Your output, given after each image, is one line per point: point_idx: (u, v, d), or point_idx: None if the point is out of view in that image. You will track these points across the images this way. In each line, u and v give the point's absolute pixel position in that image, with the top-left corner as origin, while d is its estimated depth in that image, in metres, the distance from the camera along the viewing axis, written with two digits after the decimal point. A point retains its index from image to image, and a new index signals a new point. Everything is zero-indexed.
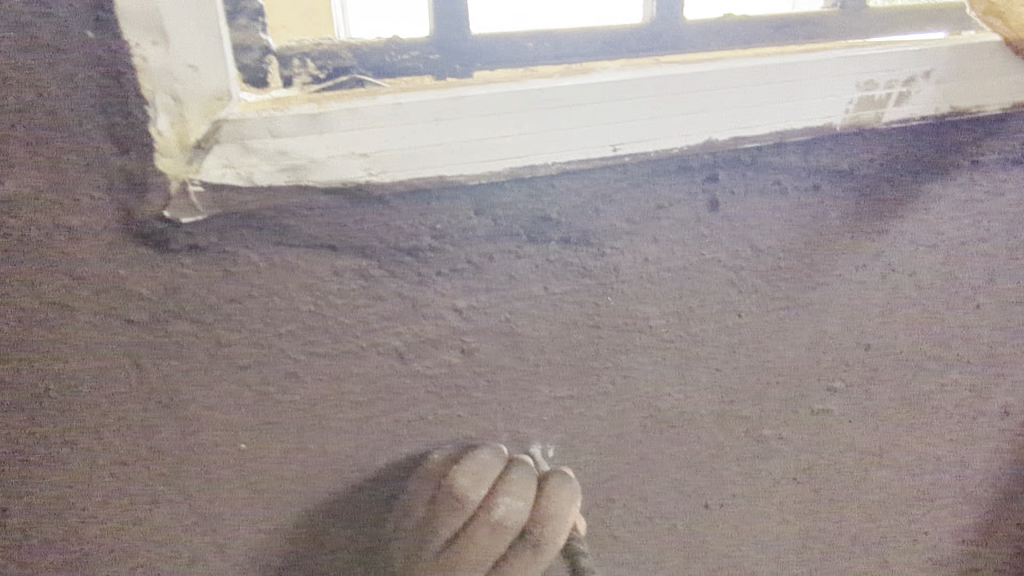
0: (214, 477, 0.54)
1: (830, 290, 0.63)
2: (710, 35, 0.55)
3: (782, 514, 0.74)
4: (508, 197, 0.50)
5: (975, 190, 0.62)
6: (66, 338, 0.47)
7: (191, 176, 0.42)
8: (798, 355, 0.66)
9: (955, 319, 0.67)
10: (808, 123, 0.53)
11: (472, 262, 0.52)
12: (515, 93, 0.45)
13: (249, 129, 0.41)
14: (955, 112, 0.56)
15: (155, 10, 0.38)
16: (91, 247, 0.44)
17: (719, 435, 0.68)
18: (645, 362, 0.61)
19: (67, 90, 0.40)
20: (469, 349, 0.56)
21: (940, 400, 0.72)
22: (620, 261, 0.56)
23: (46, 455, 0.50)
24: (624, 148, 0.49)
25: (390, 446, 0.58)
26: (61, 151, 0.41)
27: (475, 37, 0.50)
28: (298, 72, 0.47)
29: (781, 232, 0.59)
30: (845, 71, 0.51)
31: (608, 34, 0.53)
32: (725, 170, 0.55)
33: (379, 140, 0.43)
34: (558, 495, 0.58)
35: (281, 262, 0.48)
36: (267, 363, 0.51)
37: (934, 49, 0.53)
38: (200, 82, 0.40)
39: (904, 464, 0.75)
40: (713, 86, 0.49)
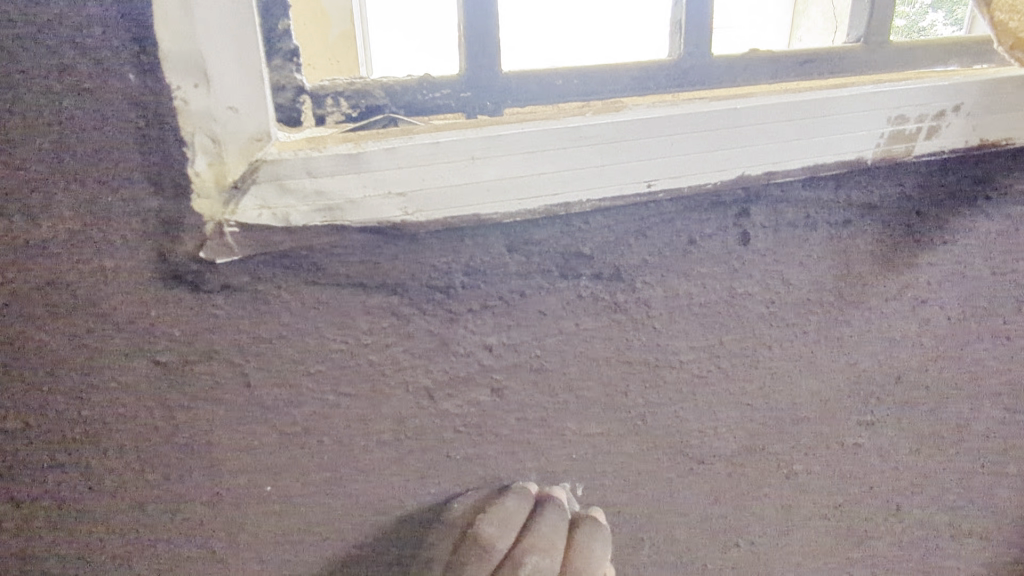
0: (239, 521, 0.53)
1: (859, 323, 0.62)
2: (737, 70, 0.55)
3: (813, 552, 0.72)
4: (541, 234, 0.50)
5: (1006, 221, 0.61)
6: (95, 380, 0.46)
7: (227, 217, 0.41)
8: (829, 389, 0.65)
9: (985, 350, 0.66)
10: (840, 157, 0.53)
11: (503, 299, 0.52)
12: (552, 131, 0.45)
13: (287, 169, 0.40)
14: (985, 145, 0.56)
15: (197, 52, 0.38)
16: (124, 289, 0.43)
17: (749, 471, 0.66)
18: (675, 397, 0.60)
19: (106, 132, 0.40)
20: (498, 387, 0.55)
21: (972, 433, 0.71)
22: (651, 296, 0.55)
23: (71, 499, 0.49)
24: (659, 184, 0.49)
25: (418, 486, 0.56)
26: (97, 193, 0.41)
27: (507, 74, 0.50)
28: (331, 111, 0.46)
29: (812, 266, 0.58)
30: (877, 106, 0.51)
31: (637, 71, 0.53)
32: (757, 205, 0.54)
33: (416, 180, 0.43)
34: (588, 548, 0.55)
35: (313, 301, 0.47)
36: (296, 403, 0.50)
37: (963, 83, 0.53)
38: (239, 123, 0.40)
39: (937, 499, 0.73)
40: (747, 123, 0.48)
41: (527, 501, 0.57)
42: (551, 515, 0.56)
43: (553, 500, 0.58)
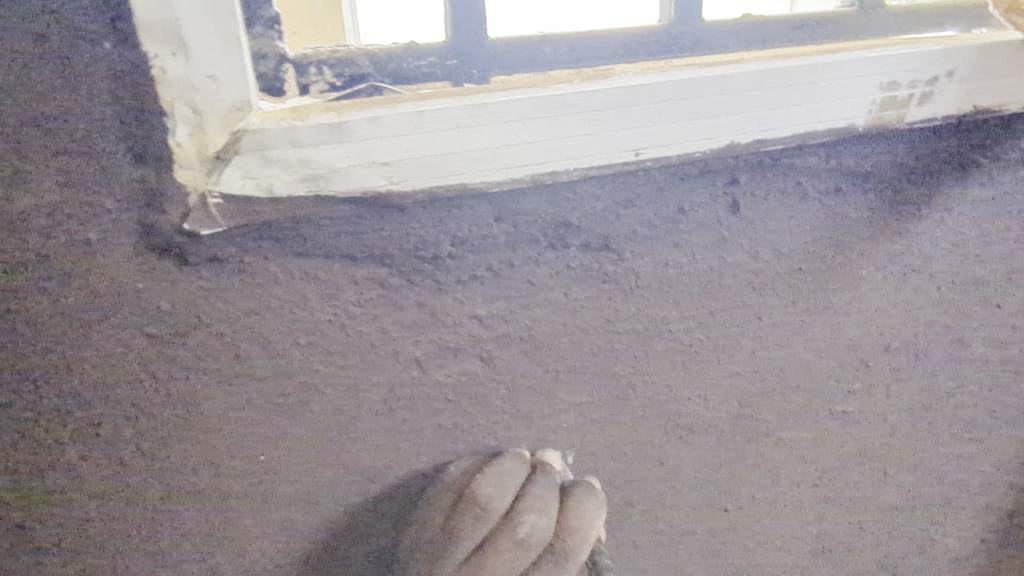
0: (232, 490, 0.54)
1: (849, 292, 0.62)
2: (729, 36, 0.54)
3: (802, 517, 0.74)
4: (528, 204, 0.49)
5: (998, 189, 0.61)
6: (84, 353, 0.46)
7: (210, 188, 0.41)
8: (818, 357, 0.65)
9: (974, 319, 0.67)
10: (831, 124, 0.52)
11: (492, 270, 0.51)
12: (538, 98, 0.44)
13: (269, 139, 0.40)
14: (977, 111, 0.56)
15: (173, 20, 0.37)
16: (109, 261, 0.43)
17: (738, 439, 0.67)
18: (665, 367, 0.61)
19: (83, 103, 0.39)
20: (488, 357, 0.55)
21: (960, 401, 0.71)
22: (640, 266, 0.55)
23: (66, 469, 0.50)
24: (647, 153, 0.49)
25: (410, 455, 0.57)
26: (79, 164, 0.41)
27: (493, 41, 0.49)
28: (314, 80, 0.46)
29: (802, 234, 0.58)
30: (869, 71, 0.51)
31: (627, 37, 0.52)
32: (747, 173, 0.54)
33: (400, 149, 0.43)
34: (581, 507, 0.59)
35: (301, 273, 0.47)
36: (286, 375, 0.50)
37: (957, 48, 0.52)
38: (219, 93, 0.39)
39: (924, 466, 0.74)
40: (736, 89, 0.48)
41: (523, 462, 0.59)
42: (540, 481, 0.58)
43: (546, 465, 0.60)
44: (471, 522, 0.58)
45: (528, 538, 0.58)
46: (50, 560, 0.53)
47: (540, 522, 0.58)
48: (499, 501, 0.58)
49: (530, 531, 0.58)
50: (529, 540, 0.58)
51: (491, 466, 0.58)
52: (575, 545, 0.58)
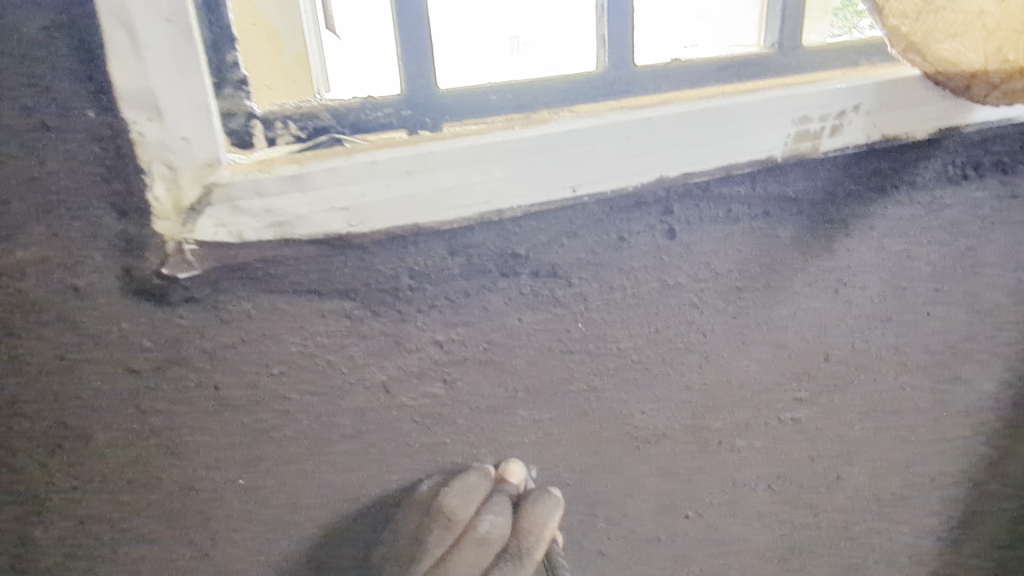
0: (214, 513, 0.57)
1: (786, 306, 0.68)
2: (660, 79, 0.60)
3: (760, 520, 0.78)
4: (479, 238, 0.54)
5: (916, 207, 0.67)
6: (73, 389, 0.50)
7: (186, 236, 0.46)
8: (762, 368, 0.70)
9: (906, 327, 0.72)
10: (752, 156, 0.58)
11: (449, 298, 0.56)
12: (481, 145, 0.49)
13: (238, 192, 0.45)
14: (886, 139, 0.62)
15: (149, 91, 0.42)
16: (95, 304, 0.48)
17: (694, 447, 0.72)
18: (618, 382, 0.65)
19: (70, 165, 0.44)
20: (450, 379, 0.59)
21: (900, 403, 0.76)
22: (587, 289, 0.60)
23: (57, 498, 0.53)
24: (583, 189, 0.54)
25: (381, 475, 0.61)
26: (66, 219, 0.45)
27: (442, 93, 0.54)
28: (280, 134, 0.51)
29: (737, 256, 0.64)
30: (782, 108, 0.56)
31: (566, 83, 0.58)
32: (679, 203, 0.59)
33: (357, 195, 0.48)
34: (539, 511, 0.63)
35: (272, 308, 0.51)
36: (261, 403, 0.55)
37: (862, 85, 0.58)
38: (192, 151, 0.44)
39: (872, 467, 0.79)
40: (660, 129, 0.53)
41: (485, 474, 0.63)
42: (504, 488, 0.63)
43: (507, 481, 0.63)
44: (437, 530, 0.62)
45: (488, 536, 0.64)
46: None
47: (498, 521, 0.64)
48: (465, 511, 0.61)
49: (490, 529, 0.64)
50: (490, 537, 0.64)
51: (455, 481, 0.62)
52: (531, 549, 0.64)
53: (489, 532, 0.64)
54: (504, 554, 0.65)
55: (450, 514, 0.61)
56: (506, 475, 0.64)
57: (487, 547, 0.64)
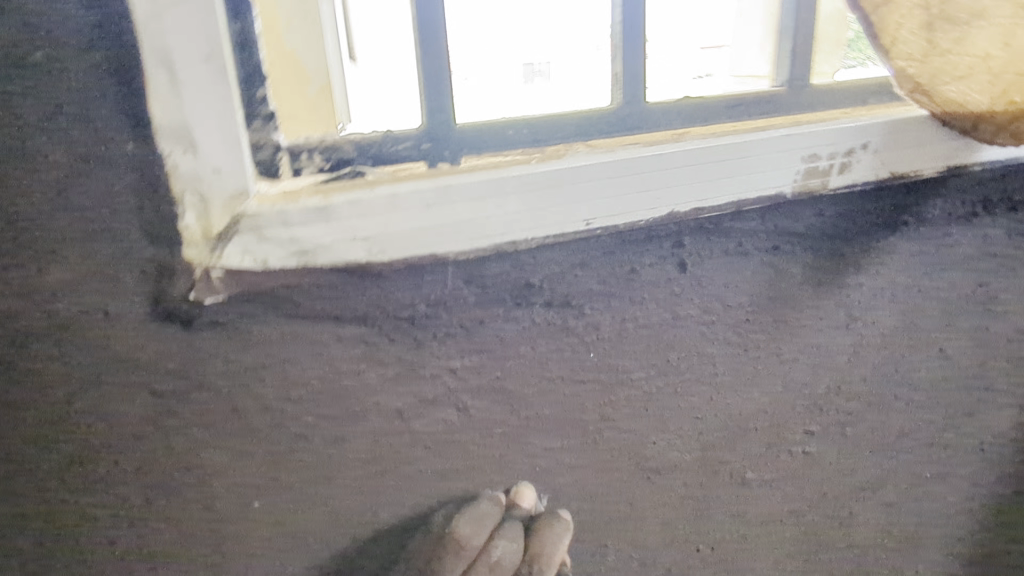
0: (229, 534, 0.58)
1: (797, 340, 0.68)
2: (672, 116, 0.62)
3: (772, 555, 0.78)
4: (494, 268, 0.56)
5: (925, 243, 0.68)
6: (98, 408, 0.51)
7: (213, 263, 0.48)
8: (773, 400, 0.70)
9: (918, 362, 0.72)
10: (762, 192, 0.59)
11: (464, 326, 0.57)
12: (497, 179, 0.51)
13: (264, 221, 0.47)
14: (894, 176, 0.63)
15: (185, 125, 0.44)
16: (124, 327, 0.49)
17: (705, 479, 0.72)
18: (630, 412, 0.66)
19: (107, 192, 0.46)
20: (463, 406, 0.60)
21: (912, 439, 0.76)
22: (600, 320, 0.61)
23: (78, 514, 0.55)
24: (596, 222, 0.55)
25: (394, 500, 0.62)
26: (99, 244, 0.47)
27: (461, 128, 0.56)
28: (305, 165, 0.53)
29: (748, 289, 0.65)
30: (791, 146, 0.58)
31: (581, 119, 0.60)
32: (691, 236, 0.61)
33: (378, 226, 0.49)
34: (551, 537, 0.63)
35: (292, 333, 0.53)
36: (279, 426, 0.56)
37: (870, 124, 0.60)
38: (222, 183, 0.46)
39: (885, 503, 0.79)
40: (672, 166, 0.55)
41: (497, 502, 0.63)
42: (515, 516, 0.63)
43: (518, 506, 0.64)
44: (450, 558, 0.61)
45: (500, 562, 0.63)
46: None
47: (511, 547, 0.63)
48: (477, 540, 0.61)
49: (503, 555, 0.63)
50: (502, 563, 0.63)
51: (466, 510, 0.62)
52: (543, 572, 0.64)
53: (501, 558, 0.63)
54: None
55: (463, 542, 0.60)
56: (518, 502, 0.64)
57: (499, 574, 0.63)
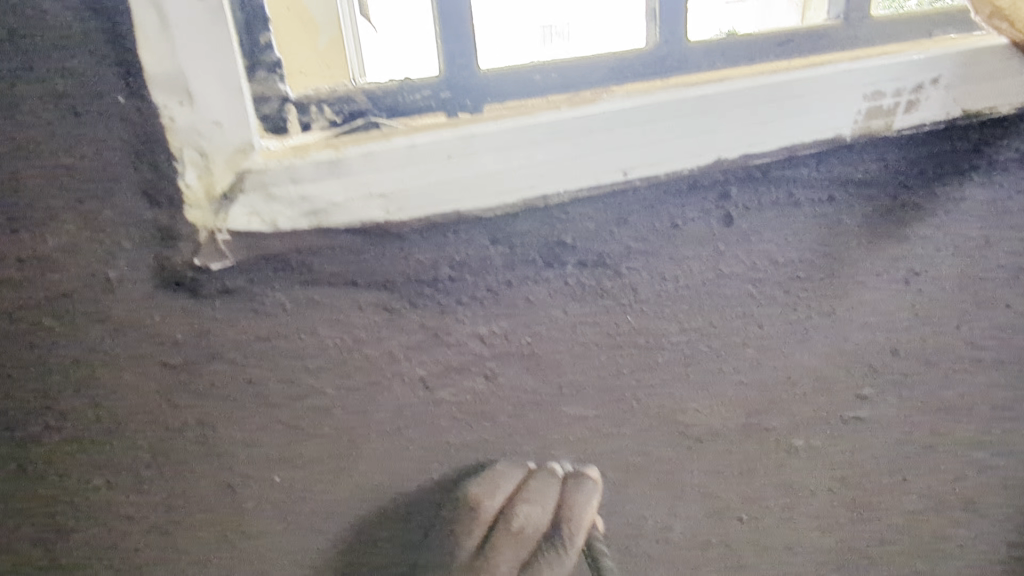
0: (249, 511, 0.55)
1: (852, 298, 0.63)
2: (714, 55, 0.56)
3: (820, 526, 0.73)
4: (523, 225, 0.52)
5: (997, 189, 0.61)
6: (107, 382, 0.49)
7: (218, 225, 0.44)
8: (823, 363, 0.65)
9: (983, 320, 0.66)
10: (819, 136, 0.53)
11: (491, 290, 0.53)
12: (525, 126, 0.46)
13: (271, 178, 0.43)
14: (966, 115, 0.56)
15: (180, 73, 0.40)
16: (128, 296, 0.46)
17: (748, 447, 0.68)
18: (669, 378, 0.62)
19: (101, 151, 0.42)
20: (492, 374, 0.56)
21: (975, 402, 0.71)
22: (638, 280, 0.57)
23: (91, 494, 0.52)
24: (635, 172, 0.50)
25: (420, 473, 0.58)
26: (97, 208, 0.44)
27: (484, 73, 0.51)
28: (315, 118, 0.49)
29: (799, 244, 0.59)
30: (851, 82, 0.52)
31: (614, 61, 0.54)
32: (737, 186, 0.55)
33: (396, 180, 0.45)
34: (576, 497, 0.58)
35: (307, 300, 0.49)
36: (297, 398, 0.53)
37: (940, 56, 0.53)
38: (224, 136, 0.42)
39: (943, 471, 0.74)
40: (719, 107, 0.50)
41: (519, 465, 0.61)
42: (540, 476, 0.60)
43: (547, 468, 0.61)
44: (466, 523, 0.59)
45: (525, 524, 0.61)
46: None
47: (535, 511, 0.59)
48: (492, 502, 0.58)
49: (527, 518, 0.60)
50: (528, 525, 0.61)
51: (488, 470, 0.59)
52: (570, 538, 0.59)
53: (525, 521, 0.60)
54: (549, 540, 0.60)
55: (476, 504, 0.58)
56: (550, 466, 0.61)
57: (528, 538, 0.61)
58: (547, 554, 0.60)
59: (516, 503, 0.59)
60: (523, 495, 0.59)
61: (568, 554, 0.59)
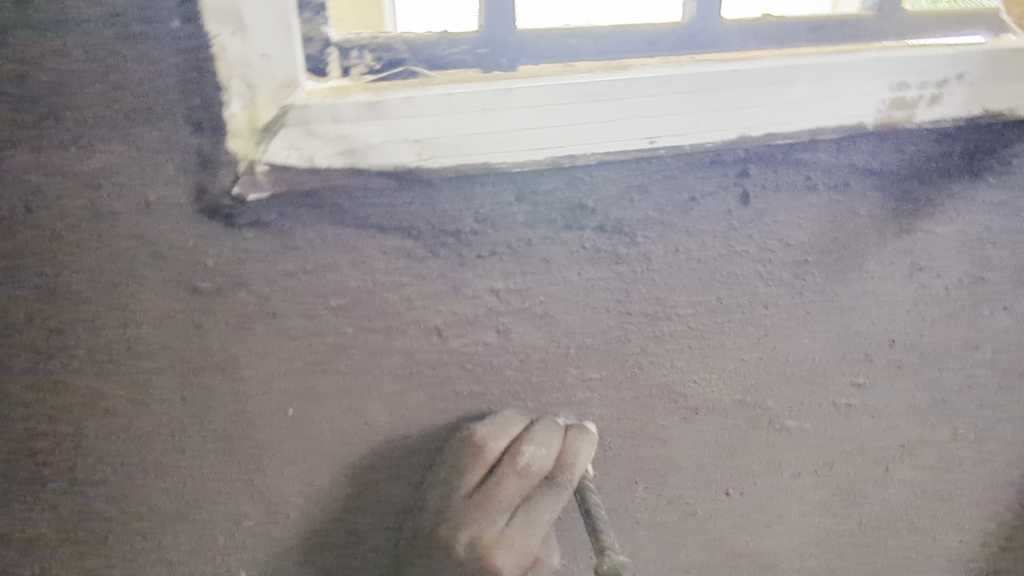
0: (261, 439, 0.58)
1: (857, 286, 0.64)
2: (748, 35, 0.56)
3: (803, 506, 0.76)
4: (548, 185, 0.53)
5: (1006, 192, 0.63)
6: (137, 302, 0.50)
7: (257, 156, 0.46)
8: (821, 348, 0.67)
9: (980, 319, 0.68)
10: (841, 122, 0.55)
11: (511, 246, 0.55)
12: (560, 86, 0.48)
13: (313, 114, 0.45)
14: (987, 114, 0.58)
15: (236, 4, 0.42)
16: (166, 220, 0.48)
17: (742, 423, 0.70)
18: (672, 349, 0.63)
19: (151, 74, 0.44)
20: (504, 329, 0.58)
21: (964, 400, 0.73)
22: (652, 250, 0.58)
23: (112, 409, 0.54)
24: (660, 142, 0.52)
25: (427, 418, 0.60)
26: (143, 131, 0.45)
27: (521, 33, 0.52)
28: (355, 63, 0.50)
29: (811, 228, 0.61)
30: (878, 71, 0.53)
31: (648, 32, 0.55)
32: (757, 165, 0.57)
33: (431, 128, 0.47)
34: (577, 445, 0.60)
35: (335, 239, 0.51)
36: (316, 334, 0.54)
37: (967, 54, 0.55)
38: (271, 70, 0.44)
39: (927, 463, 0.76)
40: (747, 85, 0.51)
41: (525, 415, 0.62)
42: (545, 422, 0.61)
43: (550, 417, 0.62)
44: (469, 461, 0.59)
45: (529, 467, 0.59)
46: (88, 499, 0.56)
47: (540, 453, 0.59)
48: (497, 443, 0.59)
49: (530, 461, 0.59)
50: (530, 469, 0.59)
51: (494, 415, 0.61)
52: (569, 484, 0.60)
53: (530, 466, 0.59)
54: (547, 486, 0.60)
55: (482, 443, 0.58)
56: (552, 418, 0.63)
57: (528, 482, 0.60)
58: (545, 497, 0.60)
59: (521, 444, 0.59)
60: (529, 437, 0.59)
61: (562, 498, 0.60)
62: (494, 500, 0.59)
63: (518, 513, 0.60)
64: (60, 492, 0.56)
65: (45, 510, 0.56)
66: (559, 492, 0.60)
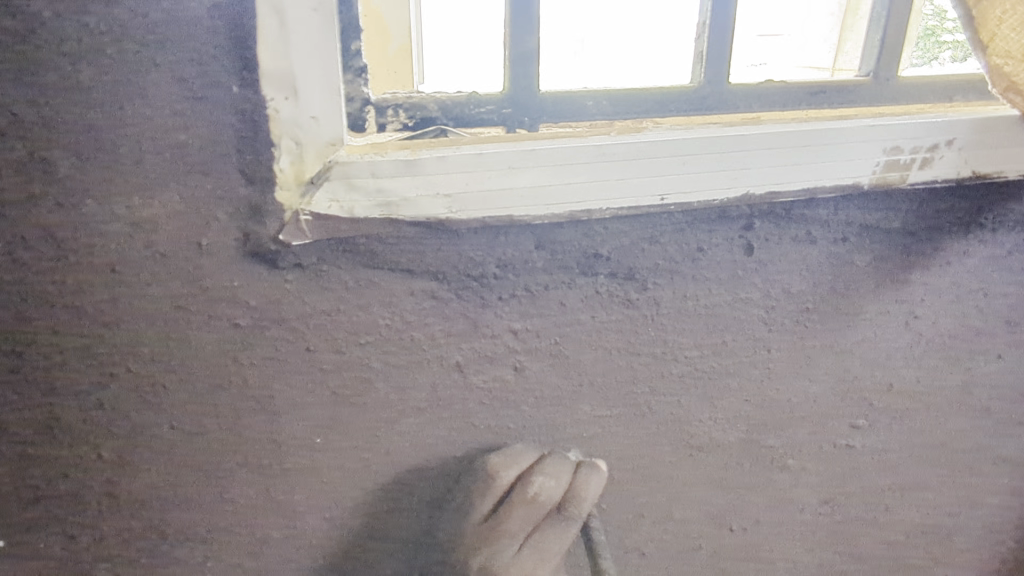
0: (290, 466, 0.61)
1: (855, 332, 0.68)
2: (752, 99, 0.61)
3: (805, 543, 0.78)
4: (566, 235, 0.57)
5: (996, 247, 0.67)
6: (183, 336, 0.54)
7: (302, 207, 0.50)
8: (821, 390, 0.70)
9: (974, 366, 0.72)
10: (839, 181, 0.59)
11: (529, 290, 0.59)
12: (580, 147, 0.52)
13: (355, 170, 0.49)
14: (976, 176, 0.62)
15: (290, 72, 0.47)
16: (216, 261, 0.52)
17: (745, 461, 0.73)
18: (679, 389, 0.67)
19: (210, 132, 0.48)
20: (521, 367, 0.62)
21: (959, 443, 0.76)
22: (661, 295, 0.62)
23: (155, 435, 0.57)
24: (670, 199, 0.56)
25: (445, 450, 0.64)
26: (200, 182, 0.50)
27: (543, 95, 0.56)
28: (390, 121, 0.53)
29: (811, 278, 0.65)
30: (874, 136, 0.57)
31: (659, 95, 0.59)
32: (760, 220, 0.61)
33: (461, 184, 0.51)
34: (586, 479, 0.64)
35: (368, 281, 0.55)
36: (346, 368, 0.58)
37: (957, 121, 0.59)
38: (319, 130, 0.48)
39: (925, 504, 0.78)
40: (751, 147, 0.55)
41: (537, 449, 0.65)
42: (556, 456, 0.65)
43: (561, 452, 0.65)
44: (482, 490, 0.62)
45: (538, 496, 0.63)
46: (127, 519, 0.60)
47: (549, 484, 0.63)
48: (510, 472, 0.62)
49: (540, 491, 0.63)
50: (540, 498, 0.63)
51: (507, 447, 0.64)
52: (576, 515, 0.65)
53: (539, 495, 0.63)
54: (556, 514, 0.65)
55: (495, 472, 0.62)
56: (563, 452, 0.66)
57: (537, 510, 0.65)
58: (554, 525, 0.65)
59: (531, 475, 0.63)
60: (540, 468, 0.63)
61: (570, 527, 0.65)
62: (506, 526, 0.64)
63: (529, 539, 0.65)
64: (100, 512, 0.59)
65: (85, 530, 0.60)
66: (567, 522, 0.65)
